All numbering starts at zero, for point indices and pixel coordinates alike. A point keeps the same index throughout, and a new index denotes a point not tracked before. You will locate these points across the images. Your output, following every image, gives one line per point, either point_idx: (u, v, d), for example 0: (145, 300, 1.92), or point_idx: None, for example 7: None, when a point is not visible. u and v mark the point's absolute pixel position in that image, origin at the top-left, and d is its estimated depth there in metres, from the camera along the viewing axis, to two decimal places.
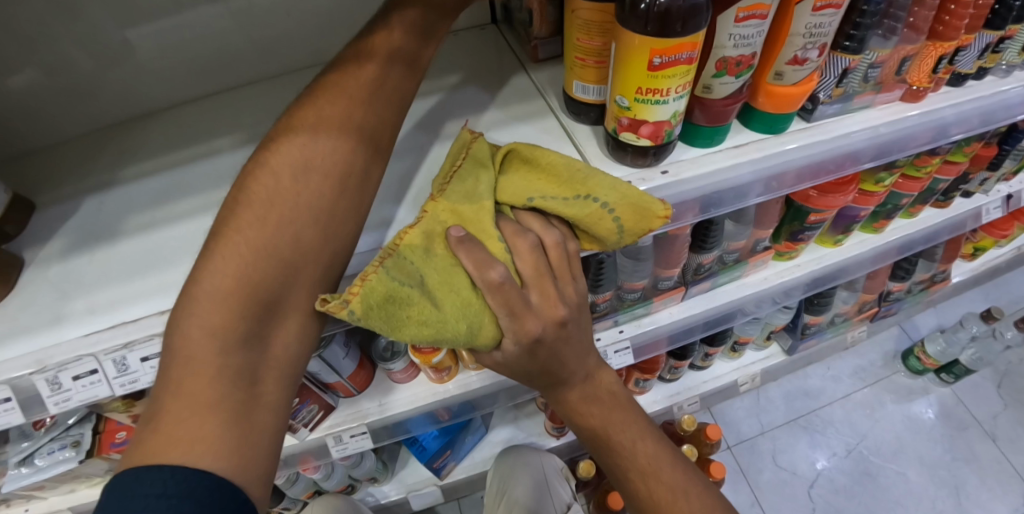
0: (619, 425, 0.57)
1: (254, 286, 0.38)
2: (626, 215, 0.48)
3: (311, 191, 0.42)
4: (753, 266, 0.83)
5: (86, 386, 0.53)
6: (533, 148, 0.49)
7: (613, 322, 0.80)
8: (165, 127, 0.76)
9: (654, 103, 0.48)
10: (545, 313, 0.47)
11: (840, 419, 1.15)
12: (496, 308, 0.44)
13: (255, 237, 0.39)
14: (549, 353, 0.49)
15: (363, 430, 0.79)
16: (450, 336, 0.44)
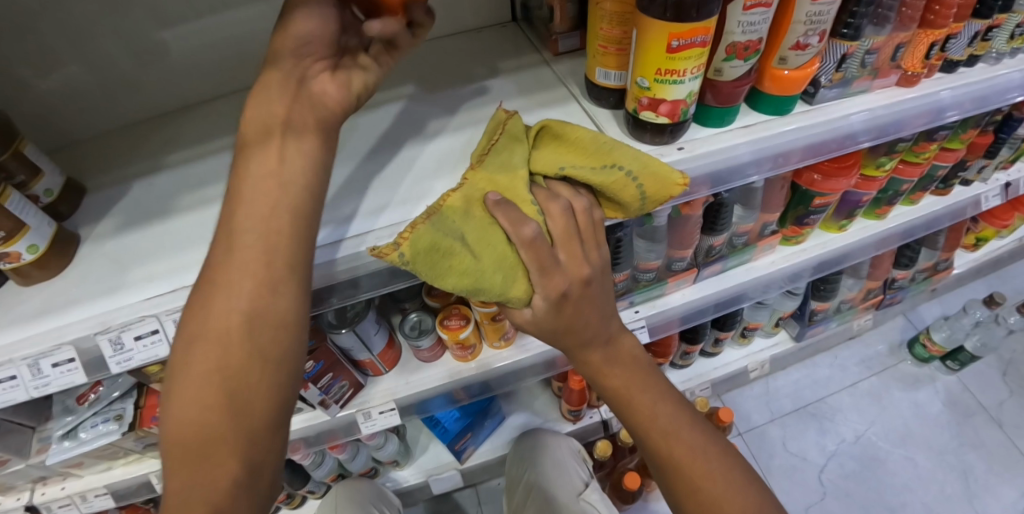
0: (641, 386, 0.61)
1: (212, 375, 0.37)
2: (648, 183, 0.52)
3: (230, 313, 0.38)
4: (761, 250, 0.87)
5: (148, 345, 0.57)
6: (564, 125, 0.54)
7: (629, 303, 0.83)
8: (203, 118, 0.82)
9: (672, 83, 0.53)
10: (572, 271, 0.51)
11: (848, 406, 1.18)
12: (528, 263, 0.49)
13: (215, 317, 0.38)
14: (575, 310, 0.53)
15: (392, 407, 0.83)
16: (487, 286, 0.49)
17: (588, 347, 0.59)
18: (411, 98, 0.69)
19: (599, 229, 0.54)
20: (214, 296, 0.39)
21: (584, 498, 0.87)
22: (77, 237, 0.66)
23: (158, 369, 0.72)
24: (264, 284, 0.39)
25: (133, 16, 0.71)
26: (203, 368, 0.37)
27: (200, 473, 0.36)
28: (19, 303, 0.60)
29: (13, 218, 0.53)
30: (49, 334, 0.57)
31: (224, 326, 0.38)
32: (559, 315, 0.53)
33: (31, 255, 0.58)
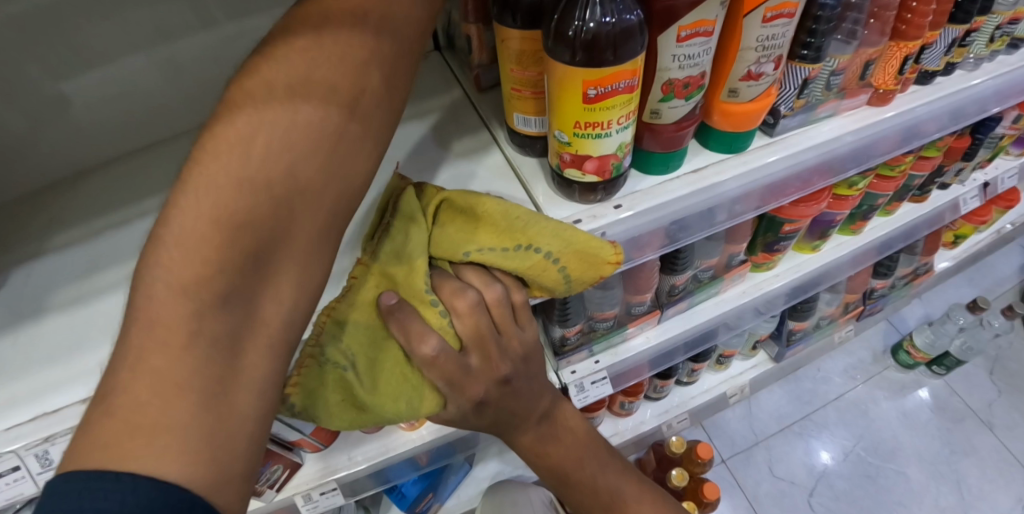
0: (586, 463, 0.55)
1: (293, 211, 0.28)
2: (573, 264, 0.44)
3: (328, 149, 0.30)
4: (730, 281, 0.79)
5: (8, 484, 0.46)
6: (468, 195, 0.43)
7: (588, 353, 0.75)
8: (93, 189, 0.66)
9: (596, 137, 0.44)
10: (487, 375, 0.43)
11: (835, 421, 1.12)
12: (434, 379, 0.41)
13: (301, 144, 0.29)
14: (496, 410, 0.46)
15: (333, 487, 0.74)
16: (387, 414, 0.42)
17: (519, 433, 0.51)
18: None
19: (520, 317, 0.46)
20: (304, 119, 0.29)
21: None
22: None
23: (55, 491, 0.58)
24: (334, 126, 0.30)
25: (12, 70, 0.55)
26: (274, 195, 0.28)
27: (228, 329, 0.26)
28: None
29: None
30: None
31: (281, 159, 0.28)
32: (475, 414, 0.45)
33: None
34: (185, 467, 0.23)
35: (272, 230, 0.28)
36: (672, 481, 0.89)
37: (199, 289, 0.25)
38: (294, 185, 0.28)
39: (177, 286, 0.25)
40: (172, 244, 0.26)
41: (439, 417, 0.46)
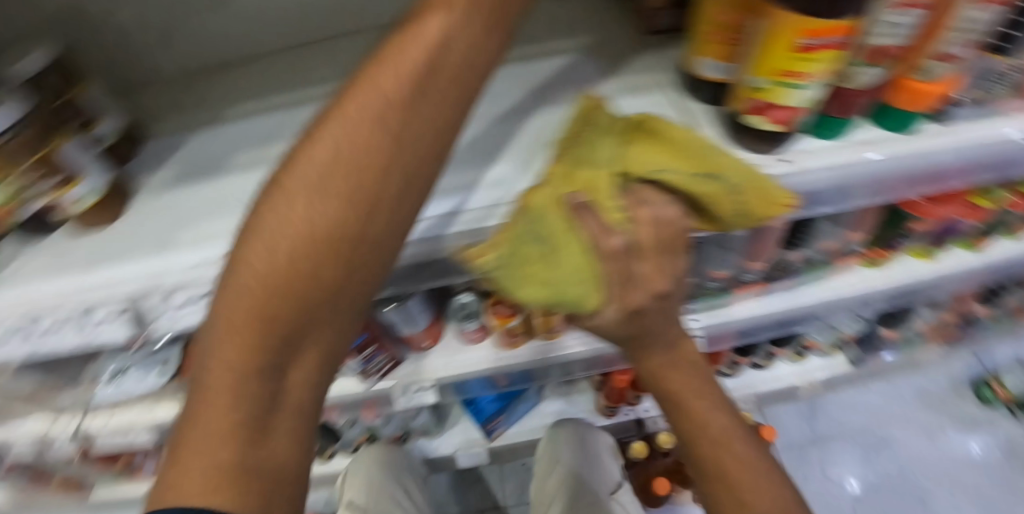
0: (698, 401, 0.58)
1: (292, 310, 0.35)
2: (751, 198, 0.47)
3: (320, 213, 0.34)
4: (839, 269, 0.81)
5: None
6: (660, 121, 0.47)
7: (691, 309, 0.79)
8: (258, 72, 0.73)
9: (793, 87, 0.47)
10: (648, 286, 0.48)
11: (897, 439, 1.11)
12: (597, 276, 0.45)
13: (315, 230, 0.34)
14: (647, 321, 0.51)
15: (430, 386, 0.80)
16: (564, 299, 0.45)
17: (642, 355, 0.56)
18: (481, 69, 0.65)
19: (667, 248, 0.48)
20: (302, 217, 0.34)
21: (615, 498, 0.89)
22: (132, 188, 0.64)
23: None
24: (378, 167, 0.35)
25: None
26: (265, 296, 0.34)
27: (277, 349, 0.34)
28: (73, 251, 0.60)
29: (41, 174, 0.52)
30: (105, 286, 0.56)
31: (333, 207, 0.34)
32: (623, 326, 0.50)
33: (81, 204, 0.58)
34: (228, 498, 0.33)
35: (283, 346, 0.35)
36: None
37: (262, 322, 0.34)
38: (314, 279, 0.34)
39: (240, 314, 0.33)
40: (219, 335, 0.34)
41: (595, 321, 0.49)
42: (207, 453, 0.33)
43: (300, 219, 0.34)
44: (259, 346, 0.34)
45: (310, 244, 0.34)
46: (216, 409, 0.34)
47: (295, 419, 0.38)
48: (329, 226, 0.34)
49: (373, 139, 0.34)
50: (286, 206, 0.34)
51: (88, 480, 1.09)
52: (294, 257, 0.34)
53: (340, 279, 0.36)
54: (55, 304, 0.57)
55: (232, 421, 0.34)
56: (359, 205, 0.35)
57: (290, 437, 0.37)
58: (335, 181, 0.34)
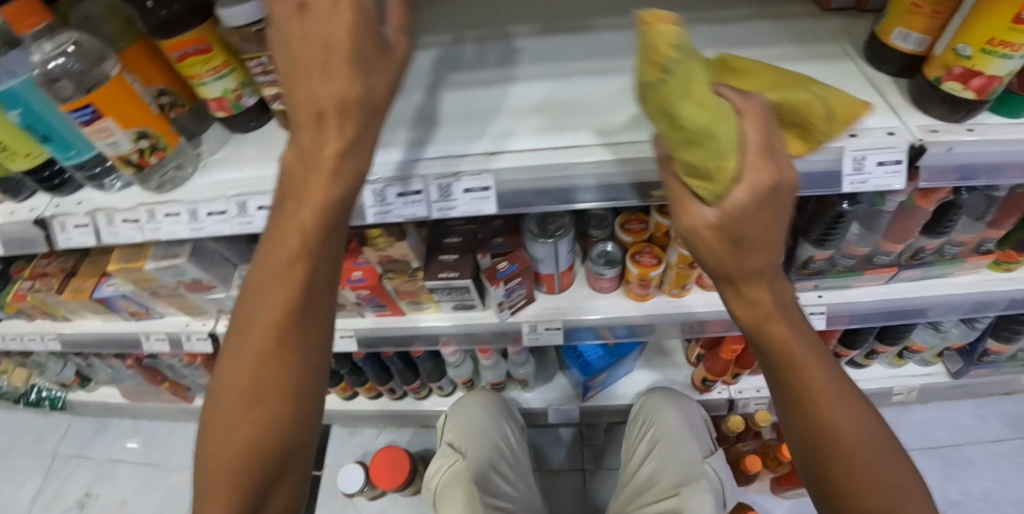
0: (820, 401, 0.43)
1: (264, 390, 0.42)
2: (837, 110, 0.46)
3: (273, 318, 0.42)
4: (968, 267, 0.82)
5: (409, 203, 0.58)
6: (740, 60, 0.51)
7: (815, 285, 0.82)
8: (446, 7, 0.78)
9: (1000, 57, 0.49)
10: (778, 176, 0.37)
11: (986, 461, 1.09)
12: (751, 135, 0.37)
13: (264, 337, 0.42)
14: (772, 220, 0.38)
15: (559, 326, 0.84)
16: (719, 133, 0.37)
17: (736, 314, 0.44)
18: None
19: (781, 201, 0.38)
20: (262, 323, 0.42)
21: (708, 462, 0.88)
22: None
23: (378, 230, 0.71)
24: (325, 221, 0.41)
25: None
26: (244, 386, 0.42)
27: (269, 383, 0.42)
28: (284, 142, 0.67)
29: (273, 66, 0.59)
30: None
31: (277, 303, 0.42)
32: (726, 265, 0.40)
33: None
34: None
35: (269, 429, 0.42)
36: None
37: (267, 344, 0.42)
38: (275, 373, 0.42)
39: (254, 348, 0.42)
40: (218, 420, 0.42)
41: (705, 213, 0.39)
42: (228, 461, 0.41)
43: (266, 321, 0.42)
44: (268, 371, 0.42)
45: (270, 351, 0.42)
46: (237, 426, 0.41)
47: (295, 464, 0.45)
48: (276, 327, 0.42)
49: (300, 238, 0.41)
50: (257, 311, 0.42)
51: (194, 386, 1.17)
52: (280, 305, 0.42)
53: (302, 352, 0.43)
54: (268, 188, 0.63)
55: (236, 485, 0.41)
56: (299, 301, 0.42)
57: (291, 478, 0.45)
58: (276, 291, 0.42)
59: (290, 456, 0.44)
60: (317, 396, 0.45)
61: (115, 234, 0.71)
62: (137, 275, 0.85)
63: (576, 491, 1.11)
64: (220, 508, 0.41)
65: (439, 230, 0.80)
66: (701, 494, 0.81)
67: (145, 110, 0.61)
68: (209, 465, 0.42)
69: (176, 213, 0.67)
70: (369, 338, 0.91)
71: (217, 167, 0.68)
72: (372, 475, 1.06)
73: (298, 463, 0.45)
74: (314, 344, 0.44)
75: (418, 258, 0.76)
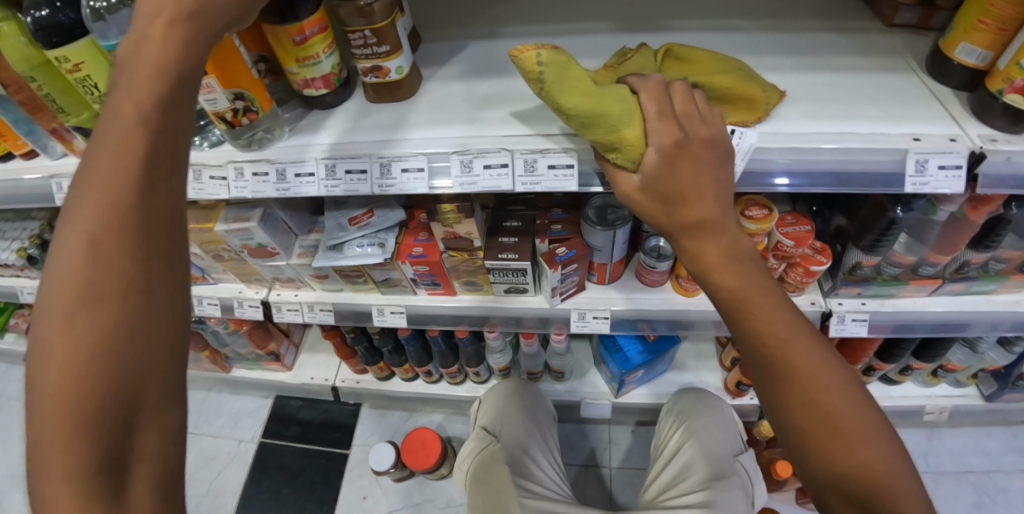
0: (807, 381, 0.47)
1: (100, 286, 0.32)
2: (755, 91, 0.60)
3: (109, 184, 0.33)
4: (1011, 286, 0.84)
5: (494, 176, 0.61)
6: (687, 51, 0.62)
7: (860, 292, 0.84)
8: (526, 3, 0.83)
9: None
10: (665, 135, 0.51)
11: (1017, 491, 1.09)
12: (646, 109, 0.53)
13: (92, 219, 0.32)
14: (688, 168, 0.51)
15: (607, 315, 0.87)
16: (603, 113, 0.52)
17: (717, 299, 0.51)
18: (737, 29, 0.74)
19: (689, 155, 0.51)
20: (94, 200, 0.33)
21: (740, 460, 0.91)
22: (422, 74, 0.74)
23: (449, 204, 0.74)
24: (170, 102, 0.37)
25: None
26: (72, 284, 0.31)
27: (109, 275, 0.32)
28: (372, 114, 0.71)
29: (377, 39, 0.63)
30: (405, 146, 0.65)
31: (115, 171, 0.33)
32: (674, 221, 0.52)
33: (396, 75, 0.70)
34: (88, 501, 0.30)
35: (119, 335, 0.32)
36: None
37: (84, 245, 0.32)
38: (112, 267, 0.32)
39: (91, 207, 0.33)
40: (39, 352, 0.31)
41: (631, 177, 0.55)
42: (54, 431, 0.30)
43: (101, 204, 0.33)
44: (100, 278, 0.32)
45: (95, 241, 0.32)
46: (66, 366, 0.30)
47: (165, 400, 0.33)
48: (114, 200, 0.33)
49: (148, 91, 0.36)
50: (83, 196, 0.33)
51: (233, 356, 1.20)
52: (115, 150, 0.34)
53: (154, 233, 0.34)
54: (358, 153, 0.66)
55: (83, 414, 0.30)
56: (137, 162, 0.34)
57: (171, 411, 0.34)
58: (117, 157, 0.34)
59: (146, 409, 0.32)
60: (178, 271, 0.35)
61: (203, 190, 0.76)
62: (206, 236, 0.89)
63: (601, 487, 1.12)
64: (64, 448, 0.30)
65: (501, 214, 0.84)
66: (732, 492, 0.82)
67: (246, 73, 0.64)
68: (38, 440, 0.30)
69: (264, 172, 0.72)
70: (419, 315, 0.94)
71: (304, 132, 0.72)
72: (404, 454, 1.08)
73: (164, 421, 0.33)
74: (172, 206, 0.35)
75: (480, 236, 0.79)
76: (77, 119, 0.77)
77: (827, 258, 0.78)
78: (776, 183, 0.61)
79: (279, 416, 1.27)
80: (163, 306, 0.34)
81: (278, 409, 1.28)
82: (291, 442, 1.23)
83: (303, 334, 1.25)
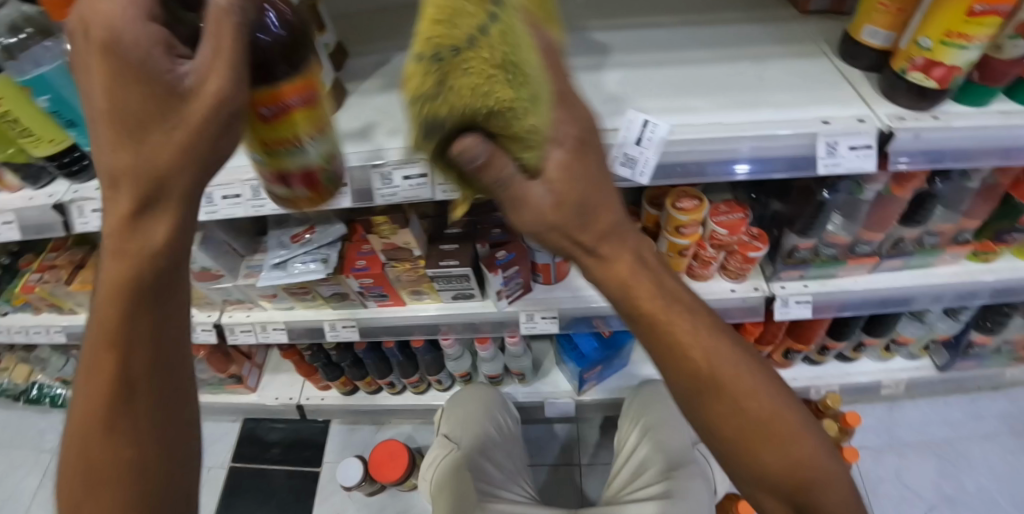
0: (728, 386, 0.39)
1: (99, 441, 0.37)
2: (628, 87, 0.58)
3: (114, 353, 0.37)
4: (947, 257, 0.86)
5: (414, 186, 0.63)
6: None
7: (801, 275, 0.85)
8: None
9: (958, 47, 0.53)
10: (580, 132, 0.36)
11: (976, 456, 1.11)
12: (553, 82, 0.35)
13: (101, 382, 0.37)
14: (601, 172, 0.36)
15: (555, 315, 0.87)
16: (498, 91, 0.31)
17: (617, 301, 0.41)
18: (655, 25, 0.75)
19: (596, 151, 0.37)
20: (103, 361, 0.37)
21: (698, 447, 0.92)
22: (345, 88, 0.74)
23: (382, 215, 0.74)
24: (155, 254, 0.36)
25: None
26: (89, 435, 0.37)
27: (109, 433, 0.37)
28: None
29: None
30: None
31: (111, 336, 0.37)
32: (593, 239, 0.38)
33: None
34: None
35: (121, 485, 0.37)
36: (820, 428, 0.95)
37: (96, 406, 0.37)
38: (114, 426, 0.37)
39: (99, 372, 0.37)
40: (66, 481, 0.38)
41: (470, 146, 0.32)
42: None
43: (112, 368, 0.37)
44: (106, 436, 0.37)
45: (104, 403, 0.37)
46: (82, 505, 0.37)
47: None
48: (116, 367, 0.37)
49: (133, 245, 0.35)
50: (98, 356, 0.37)
51: None
52: (109, 347, 0.37)
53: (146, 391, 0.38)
54: None
55: None
56: (125, 325, 0.37)
57: None
58: (117, 324, 0.37)
59: None
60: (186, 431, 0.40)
61: None
62: None
63: (573, 486, 1.12)
64: None
65: (441, 221, 0.84)
66: (692, 477, 0.83)
67: None
68: None
69: None
70: (371, 328, 0.93)
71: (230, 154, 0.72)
72: (372, 468, 1.07)
73: None
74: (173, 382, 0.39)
75: (419, 246, 0.79)
76: (3, 154, 0.75)
77: (764, 244, 0.78)
78: (737, 170, 0.61)
79: (248, 438, 1.26)
80: (157, 456, 0.38)
81: (248, 431, 1.27)
82: (262, 464, 1.22)
83: (266, 354, 1.24)
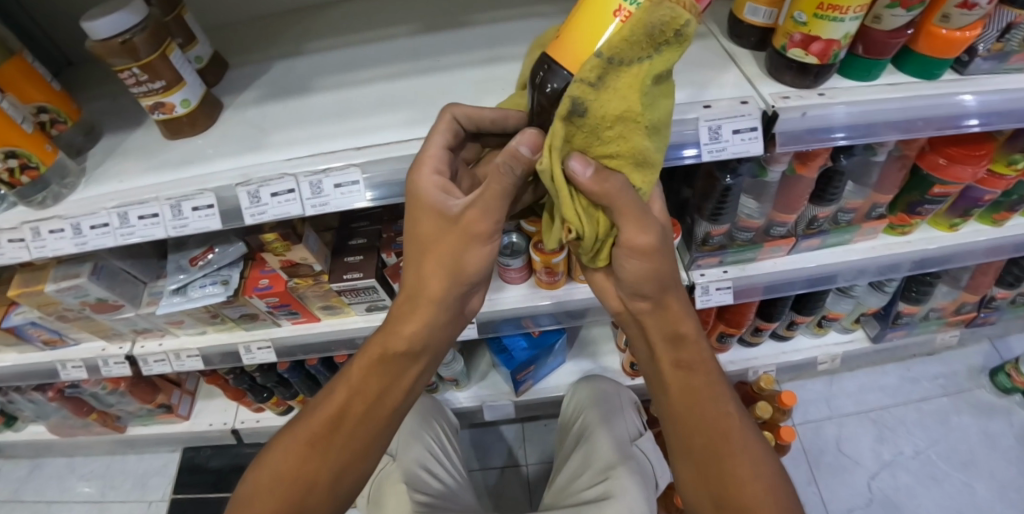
0: (730, 438, 0.53)
1: (357, 400, 0.55)
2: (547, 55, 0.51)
3: (400, 347, 0.54)
4: (863, 233, 0.85)
5: (282, 202, 0.59)
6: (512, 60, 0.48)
7: (720, 260, 0.84)
8: (338, 15, 0.82)
9: (831, 20, 0.50)
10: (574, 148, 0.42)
11: (913, 421, 1.13)
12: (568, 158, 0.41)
13: (377, 366, 0.55)
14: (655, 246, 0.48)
15: (472, 320, 0.85)
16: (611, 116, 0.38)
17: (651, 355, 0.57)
18: (543, 17, 0.74)
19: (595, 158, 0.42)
20: (386, 353, 0.55)
21: (636, 444, 0.89)
22: (221, 102, 0.71)
23: (271, 234, 0.70)
24: (445, 292, 0.52)
25: None
26: (348, 390, 0.55)
27: (363, 396, 0.55)
28: (168, 151, 0.68)
29: (144, 75, 0.58)
30: (194, 183, 0.62)
31: (404, 342, 0.54)
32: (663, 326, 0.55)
33: (183, 109, 0.65)
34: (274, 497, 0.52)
35: (350, 432, 0.55)
36: (755, 411, 0.93)
37: (359, 375, 0.55)
38: (378, 401, 0.56)
39: (372, 355, 0.55)
40: (314, 413, 0.56)
41: (589, 174, 0.40)
42: (291, 464, 0.53)
43: (391, 363, 0.55)
44: (357, 396, 0.55)
45: (372, 369, 0.55)
46: (320, 435, 0.54)
47: (347, 474, 0.55)
48: (399, 365, 0.55)
49: (443, 286, 0.51)
50: (380, 343, 0.55)
51: (123, 415, 1.14)
52: (345, 400, 0.55)
53: (396, 375, 0.56)
54: (146, 198, 0.63)
55: (310, 465, 0.53)
56: (421, 339, 0.54)
57: (331, 482, 0.54)
58: (405, 329, 0.54)
59: (332, 473, 0.54)
60: (387, 432, 0.57)
61: (3, 255, 0.69)
62: (40, 299, 0.81)
63: (521, 487, 1.11)
64: (286, 467, 0.53)
65: (346, 232, 0.81)
66: (628, 474, 0.80)
67: (18, 130, 0.59)
68: (281, 458, 0.54)
69: (59, 229, 0.66)
70: (288, 347, 0.89)
71: (100, 180, 0.68)
72: None
73: (336, 482, 0.54)
74: (362, 435, 0.55)
75: (318, 260, 0.76)
76: None
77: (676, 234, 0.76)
78: (686, 154, 0.58)
79: (188, 466, 1.22)
80: (387, 420, 0.56)
81: (188, 461, 1.23)
82: (205, 492, 1.19)
83: (198, 380, 1.20)
